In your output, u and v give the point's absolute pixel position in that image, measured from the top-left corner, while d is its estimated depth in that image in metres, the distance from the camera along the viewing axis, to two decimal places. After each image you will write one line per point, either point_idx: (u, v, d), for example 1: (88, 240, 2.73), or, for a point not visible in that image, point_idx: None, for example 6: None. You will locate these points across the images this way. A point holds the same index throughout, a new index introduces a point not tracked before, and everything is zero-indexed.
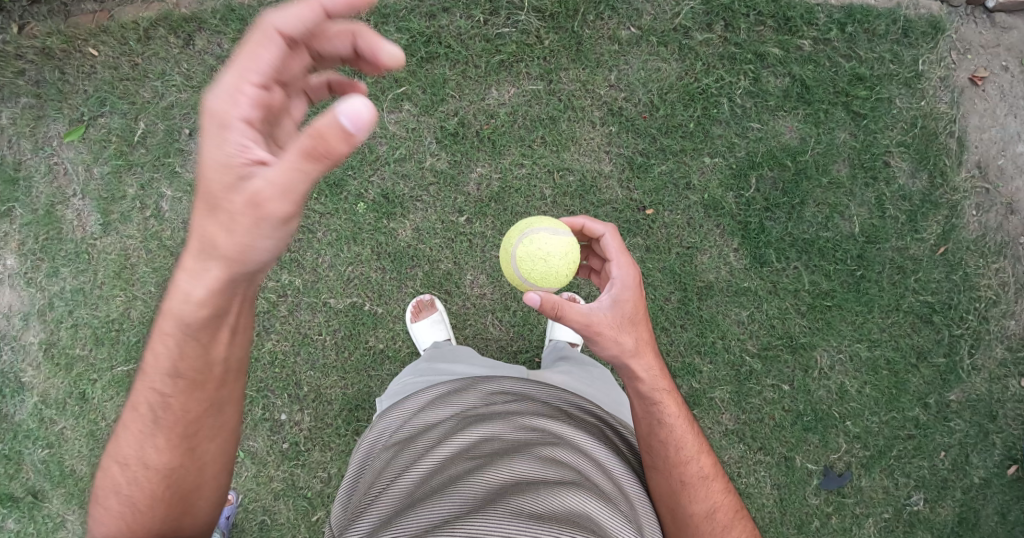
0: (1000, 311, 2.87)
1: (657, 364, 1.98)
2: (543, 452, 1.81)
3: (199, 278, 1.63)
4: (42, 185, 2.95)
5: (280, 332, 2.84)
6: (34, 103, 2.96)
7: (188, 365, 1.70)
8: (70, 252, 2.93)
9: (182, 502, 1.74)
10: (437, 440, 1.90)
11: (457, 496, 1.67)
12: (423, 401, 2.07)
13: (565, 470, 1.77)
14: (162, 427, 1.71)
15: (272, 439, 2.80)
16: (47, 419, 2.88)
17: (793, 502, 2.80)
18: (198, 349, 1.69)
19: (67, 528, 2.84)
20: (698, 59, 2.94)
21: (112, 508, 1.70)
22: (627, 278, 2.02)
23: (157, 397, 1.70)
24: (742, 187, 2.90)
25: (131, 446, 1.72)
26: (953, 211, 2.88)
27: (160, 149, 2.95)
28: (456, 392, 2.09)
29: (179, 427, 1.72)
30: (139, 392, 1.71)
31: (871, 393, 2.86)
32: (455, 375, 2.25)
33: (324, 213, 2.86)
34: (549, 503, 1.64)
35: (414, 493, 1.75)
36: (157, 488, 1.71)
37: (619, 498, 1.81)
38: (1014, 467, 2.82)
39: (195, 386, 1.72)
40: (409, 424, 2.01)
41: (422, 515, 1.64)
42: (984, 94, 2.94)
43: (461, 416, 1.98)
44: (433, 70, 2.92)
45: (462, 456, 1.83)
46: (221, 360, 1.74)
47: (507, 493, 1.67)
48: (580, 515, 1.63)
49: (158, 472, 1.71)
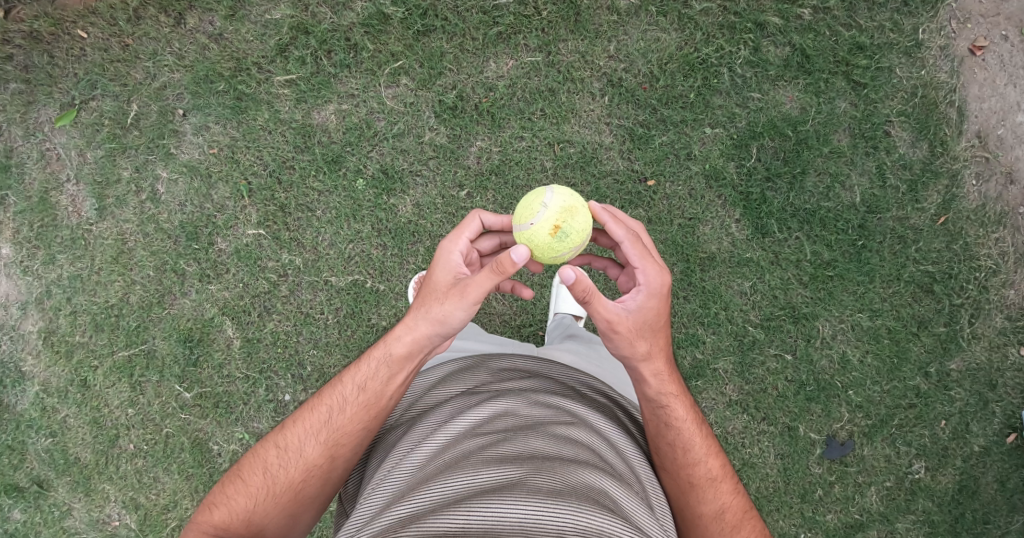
0: (999, 280, 2.86)
1: (665, 367, 1.95)
2: (557, 430, 1.81)
3: (408, 329, 1.97)
4: (35, 171, 2.91)
5: (281, 313, 2.84)
6: (23, 88, 2.92)
7: (373, 384, 1.96)
8: (66, 239, 2.89)
9: (295, 499, 1.93)
10: (449, 415, 1.89)
11: (471, 468, 1.66)
12: (435, 378, 2.06)
13: (580, 449, 1.77)
14: (328, 430, 1.95)
15: (275, 420, 2.80)
16: (49, 408, 2.86)
17: (797, 471, 2.82)
18: (383, 377, 1.96)
19: (73, 516, 2.83)
20: (698, 28, 2.90)
21: (245, 488, 1.93)
22: (654, 287, 1.93)
23: (341, 401, 1.97)
24: (743, 156, 2.89)
25: (293, 440, 1.96)
26: (953, 180, 2.87)
27: (155, 130, 2.91)
28: (468, 368, 2.08)
29: (332, 435, 1.94)
30: (328, 396, 1.99)
31: (873, 362, 2.86)
32: (466, 350, 2.23)
33: (324, 190, 2.87)
34: (565, 478, 1.64)
35: (427, 466, 1.74)
36: (291, 480, 1.93)
37: (631, 477, 1.81)
38: (1014, 435, 2.82)
39: (369, 406, 1.96)
40: (423, 400, 2.00)
41: (435, 488, 1.62)
42: (984, 63, 2.90)
43: (473, 392, 1.97)
44: (431, 43, 2.90)
45: (474, 430, 1.81)
46: (393, 391, 1.97)
47: (522, 467, 1.66)
48: (595, 490, 1.63)
49: (304, 468, 1.93)
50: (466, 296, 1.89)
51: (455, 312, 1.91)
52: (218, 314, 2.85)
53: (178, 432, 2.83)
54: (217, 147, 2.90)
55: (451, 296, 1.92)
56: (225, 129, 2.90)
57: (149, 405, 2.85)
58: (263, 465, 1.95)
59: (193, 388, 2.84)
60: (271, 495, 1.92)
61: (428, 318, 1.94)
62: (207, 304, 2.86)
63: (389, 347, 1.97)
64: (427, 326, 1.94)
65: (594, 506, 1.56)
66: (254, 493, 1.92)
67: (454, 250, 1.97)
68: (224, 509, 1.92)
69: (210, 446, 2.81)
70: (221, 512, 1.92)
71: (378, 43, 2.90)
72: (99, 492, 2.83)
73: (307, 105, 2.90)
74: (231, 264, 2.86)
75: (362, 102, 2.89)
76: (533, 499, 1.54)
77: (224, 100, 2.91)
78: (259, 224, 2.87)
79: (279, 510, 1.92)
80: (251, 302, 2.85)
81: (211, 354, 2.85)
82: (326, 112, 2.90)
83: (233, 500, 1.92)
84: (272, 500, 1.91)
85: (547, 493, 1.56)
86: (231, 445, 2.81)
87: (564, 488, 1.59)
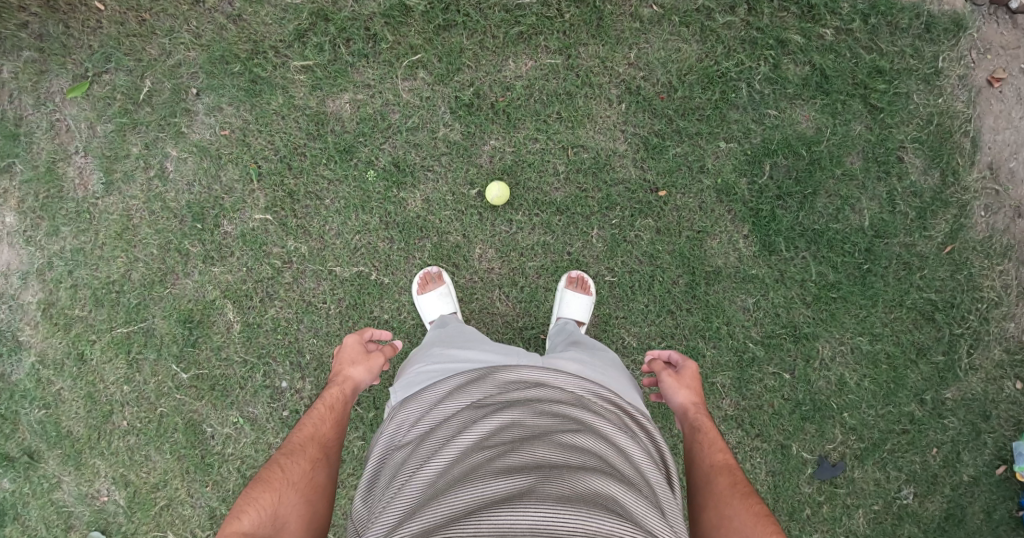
0: (1001, 312, 2.86)
1: (701, 405, 2.23)
2: (564, 438, 1.80)
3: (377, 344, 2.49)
4: (44, 141, 2.89)
5: (283, 299, 2.83)
6: (36, 57, 2.89)
7: (335, 394, 2.26)
8: (71, 211, 2.87)
9: (310, 492, 1.95)
10: (457, 429, 1.88)
11: (480, 481, 1.65)
12: (440, 393, 2.03)
13: (588, 455, 1.76)
14: (313, 435, 2.11)
15: (271, 406, 2.81)
16: (45, 380, 2.84)
17: (787, 489, 2.83)
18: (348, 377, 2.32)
19: (63, 489, 2.82)
20: (719, 42, 2.89)
21: (259, 499, 1.88)
22: (692, 381, 2.28)
23: (310, 415, 2.19)
24: (756, 173, 2.88)
25: (288, 456, 2.02)
26: (962, 210, 2.87)
27: (167, 108, 2.89)
28: (473, 380, 2.04)
29: (317, 437, 2.11)
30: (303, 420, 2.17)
31: (870, 387, 2.86)
32: (471, 363, 2.15)
33: (333, 179, 2.86)
34: (574, 484, 1.64)
35: (437, 482, 1.73)
36: (299, 478, 1.97)
37: (642, 483, 1.78)
38: (1003, 467, 2.82)
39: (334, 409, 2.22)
40: (429, 415, 1.97)
41: (445, 501, 1.63)
42: (1001, 95, 2.90)
43: (479, 404, 1.95)
44: (450, 39, 2.88)
45: (482, 443, 1.81)
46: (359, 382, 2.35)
47: (531, 475, 1.65)
48: (603, 494, 1.64)
49: (304, 465, 2.01)
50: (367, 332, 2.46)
51: (379, 370, 2.39)
52: (219, 297, 2.84)
53: (172, 412, 2.83)
54: (229, 129, 2.88)
55: (370, 360, 2.38)
56: (238, 111, 2.88)
57: (145, 384, 2.84)
58: (269, 492, 1.90)
59: (190, 369, 2.83)
60: (284, 494, 1.92)
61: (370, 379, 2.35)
62: (209, 286, 2.85)
63: (327, 398, 2.24)
64: (357, 384, 2.32)
65: (603, 512, 1.57)
66: (269, 499, 1.89)
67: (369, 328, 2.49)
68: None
69: (204, 428, 2.82)
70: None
71: (398, 35, 2.87)
72: (90, 467, 2.82)
73: (322, 93, 2.88)
74: (236, 248, 2.85)
75: (377, 93, 2.88)
76: (543, 505, 1.55)
77: (239, 82, 2.89)
78: (267, 209, 2.85)
79: (297, 503, 1.91)
80: (254, 287, 2.84)
81: (210, 336, 2.83)
82: (341, 101, 2.88)
83: (251, 509, 1.86)
84: (287, 498, 1.91)
85: (555, 498, 1.57)
86: (225, 429, 2.82)
87: (572, 494, 1.60)
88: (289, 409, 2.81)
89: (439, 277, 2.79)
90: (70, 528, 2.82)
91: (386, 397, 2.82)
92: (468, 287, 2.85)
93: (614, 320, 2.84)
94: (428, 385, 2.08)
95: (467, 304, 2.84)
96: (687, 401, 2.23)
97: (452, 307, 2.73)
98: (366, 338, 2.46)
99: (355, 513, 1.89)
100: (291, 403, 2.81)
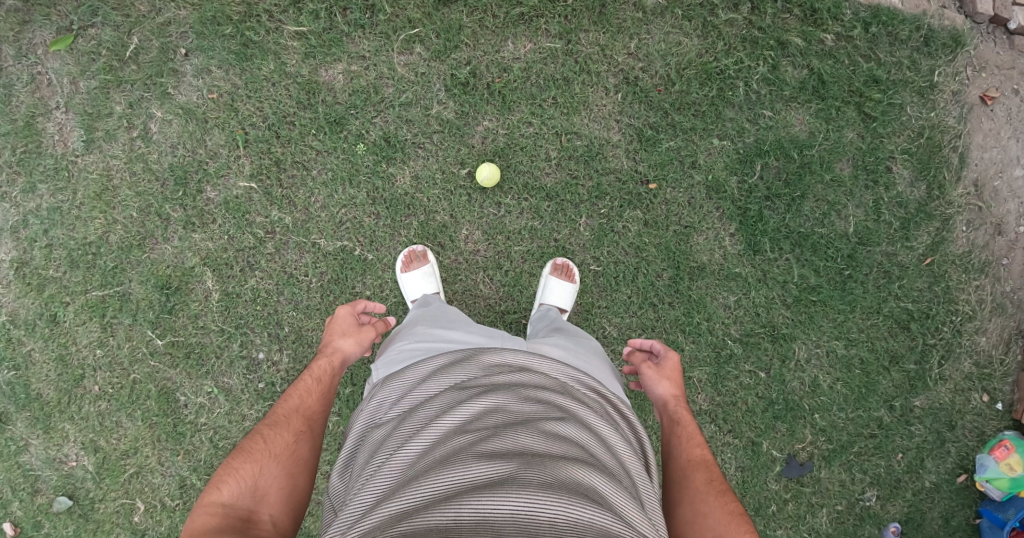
0: (974, 326, 2.91)
1: (681, 398, 2.23)
2: (548, 425, 1.80)
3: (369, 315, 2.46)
4: (23, 94, 2.80)
5: (264, 270, 2.79)
6: (19, 7, 2.80)
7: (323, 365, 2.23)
8: (49, 168, 2.80)
9: (291, 463, 1.93)
10: (440, 410, 1.86)
11: (462, 465, 1.65)
12: (423, 372, 2.01)
13: (571, 444, 1.76)
14: (298, 406, 2.09)
15: (247, 377, 2.78)
16: (15, 340, 2.78)
17: (754, 485, 2.87)
18: (337, 347, 2.29)
19: (30, 452, 2.78)
20: (720, 38, 2.88)
21: (240, 470, 1.87)
22: (674, 374, 2.28)
23: (298, 385, 2.16)
24: (746, 172, 2.89)
25: (271, 426, 2.00)
26: (945, 224, 2.90)
27: (154, 67, 2.81)
28: (457, 361, 2.03)
29: (303, 409, 2.08)
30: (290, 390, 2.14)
31: (842, 390, 2.90)
32: (457, 344, 2.14)
33: (322, 150, 2.81)
34: (557, 473, 1.64)
35: (417, 462, 1.72)
36: (281, 448, 1.95)
37: (623, 473, 1.80)
38: (964, 476, 2.88)
39: (320, 380, 2.19)
40: (413, 395, 1.95)
41: (426, 483, 1.62)
42: (992, 114, 2.93)
43: (463, 386, 1.94)
44: (449, 15, 2.83)
45: (465, 426, 1.80)
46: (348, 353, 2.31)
47: (512, 462, 1.66)
48: (584, 484, 1.65)
49: (287, 436, 1.99)
50: (360, 304, 2.44)
51: (369, 343, 2.35)
52: (199, 264, 2.79)
53: (145, 379, 2.78)
54: (217, 92, 2.82)
55: (360, 333, 2.34)
56: (227, 75, 2.82)
57: (119, 348, 2.79)
58: (250, 464, 1.89)
59: (165, 336, 2.79)
60: (265, 465, 1.90)
61: (359, 350, 2.32)
62: (189, 253, 2.80)
63: (315, 369, 2.20)
64: (346, 357, 2.28)
65: (584, 501, 1.58)
66: (251, 470, 1.87)
67: (364, 300, 2.47)
68: (217, 516, 1.77)
69: (178, 396, 2.78)
70: (212, 520, 1.75)
71: (397, 8, 2.82)
72: (59, 431, 2.78)
73: (315, 61, 2.83)
74: (219, 215, 2.80)
75: (372, 65, 2.83)
76: (525, 494, 1.56)
77: (230, 45, 2.82)
78: (252, 177, 2.80)
79: (278, 474, 1.90)
80: (235, 256, 2.79)
81: (188, 304, 2.79)
82: (334, 71, 2.83)
83: (233, 481, 1.85)
84: (269, 469, 1.89)
85: (538, 487, 1.58)
86: (199, 398, 2.78)
87: (554, 482, 1.61)
88: (266, 382, 2.78)
89: (424, 256, 2.76)
90: (37, 491, 2.77)
91: (364, 374, 2.81)
92: (452, 268, 2.83)
93: (596, 310, 2.84)
94: (411, 364, 2.06)
95: (451, 285, 2.82)
96: (667, 393, 2.24)
97: (435, 287, 2.71)
98: (358, 310, 2.43)
99: (332, 490, 1.88)
100: (268, 375, 2.78)
